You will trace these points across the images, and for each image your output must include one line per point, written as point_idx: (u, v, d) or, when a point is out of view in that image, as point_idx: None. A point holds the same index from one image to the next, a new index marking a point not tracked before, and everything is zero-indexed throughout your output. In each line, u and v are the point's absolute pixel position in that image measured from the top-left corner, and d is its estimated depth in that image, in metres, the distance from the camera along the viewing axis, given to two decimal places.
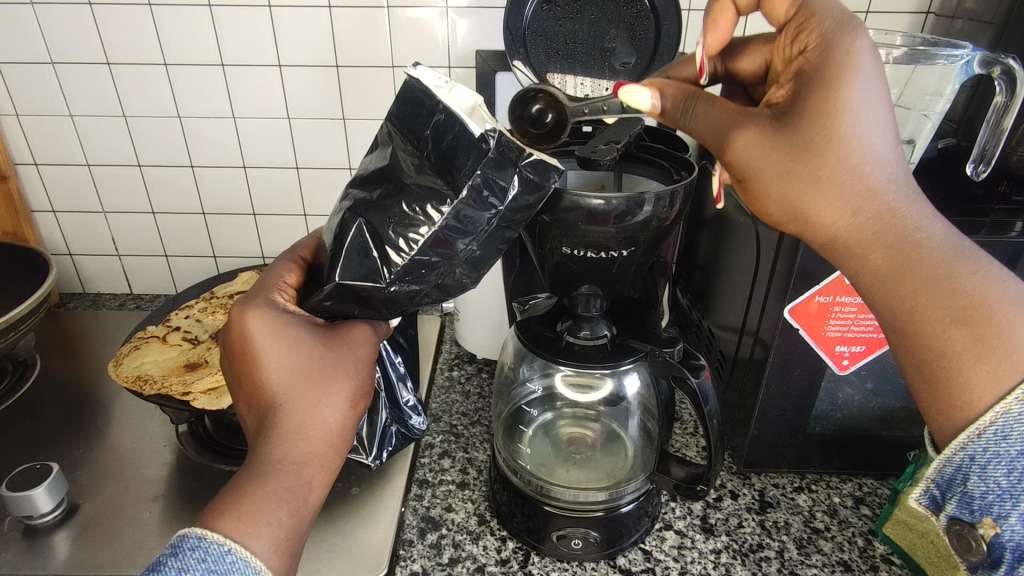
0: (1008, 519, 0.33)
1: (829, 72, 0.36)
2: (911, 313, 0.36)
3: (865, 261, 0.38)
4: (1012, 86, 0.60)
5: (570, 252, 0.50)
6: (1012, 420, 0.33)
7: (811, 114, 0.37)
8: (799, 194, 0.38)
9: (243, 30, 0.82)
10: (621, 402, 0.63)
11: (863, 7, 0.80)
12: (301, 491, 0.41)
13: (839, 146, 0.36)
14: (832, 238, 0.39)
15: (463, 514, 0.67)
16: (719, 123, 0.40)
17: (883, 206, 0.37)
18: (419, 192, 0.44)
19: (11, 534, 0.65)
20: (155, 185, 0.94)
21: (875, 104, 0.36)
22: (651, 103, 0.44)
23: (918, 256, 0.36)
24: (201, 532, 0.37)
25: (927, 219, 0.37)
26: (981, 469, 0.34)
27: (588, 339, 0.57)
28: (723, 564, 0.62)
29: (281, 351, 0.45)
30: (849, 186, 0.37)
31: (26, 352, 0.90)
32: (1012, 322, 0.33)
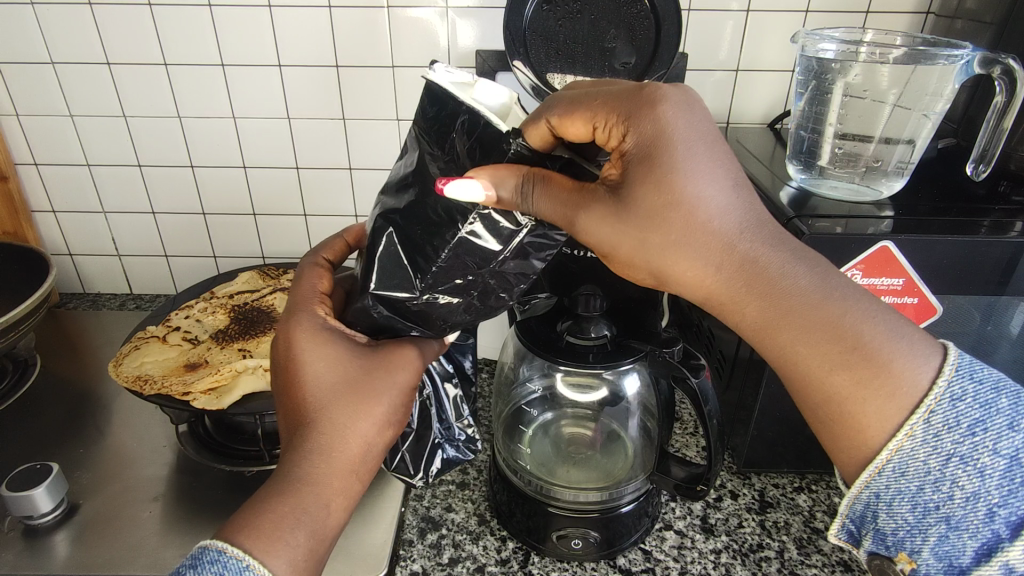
0: (922, 554, 0.36)
1: (657, 154, 0.38)
2: (804, 365, 0.38)
3: (740, 316, 0.40)
4: (1012, 86, 0.60)
5: (570, 251, 0.60)
6: (905, 456, 0.36)
7: (643, 185, 0.38)
8: (658, 259, 0.40)
9: (244, 29, 0.82)
10: (621, 402, 0.63)
11: (863, 7, 0.80)
12: (320, 512, 0.41)
13: (674, 209, 0.38)
14: (706, 294, 0.40)
15: (463, 514, 0.67)
16: (569, 202, 0.39)
17: (747, 252, 0.39)
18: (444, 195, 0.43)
19: (11, 534, 0.65)
20: (155, 184, 0.94)
21: (697, 167, 0.38)
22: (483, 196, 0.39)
23: (788, 300, 0.38)
24: (221, 546, 0.37)
25: (794, 270, 0.39)
26: (887, 507, 0.37)
27: (588, 339, 0.57)
28: (723, 564, 0.62)
29: (326, 363, 0.46)
30: (701, 246, 0.39)
31: (26, 352, 0.90)
32: (892, 361, 0.36)
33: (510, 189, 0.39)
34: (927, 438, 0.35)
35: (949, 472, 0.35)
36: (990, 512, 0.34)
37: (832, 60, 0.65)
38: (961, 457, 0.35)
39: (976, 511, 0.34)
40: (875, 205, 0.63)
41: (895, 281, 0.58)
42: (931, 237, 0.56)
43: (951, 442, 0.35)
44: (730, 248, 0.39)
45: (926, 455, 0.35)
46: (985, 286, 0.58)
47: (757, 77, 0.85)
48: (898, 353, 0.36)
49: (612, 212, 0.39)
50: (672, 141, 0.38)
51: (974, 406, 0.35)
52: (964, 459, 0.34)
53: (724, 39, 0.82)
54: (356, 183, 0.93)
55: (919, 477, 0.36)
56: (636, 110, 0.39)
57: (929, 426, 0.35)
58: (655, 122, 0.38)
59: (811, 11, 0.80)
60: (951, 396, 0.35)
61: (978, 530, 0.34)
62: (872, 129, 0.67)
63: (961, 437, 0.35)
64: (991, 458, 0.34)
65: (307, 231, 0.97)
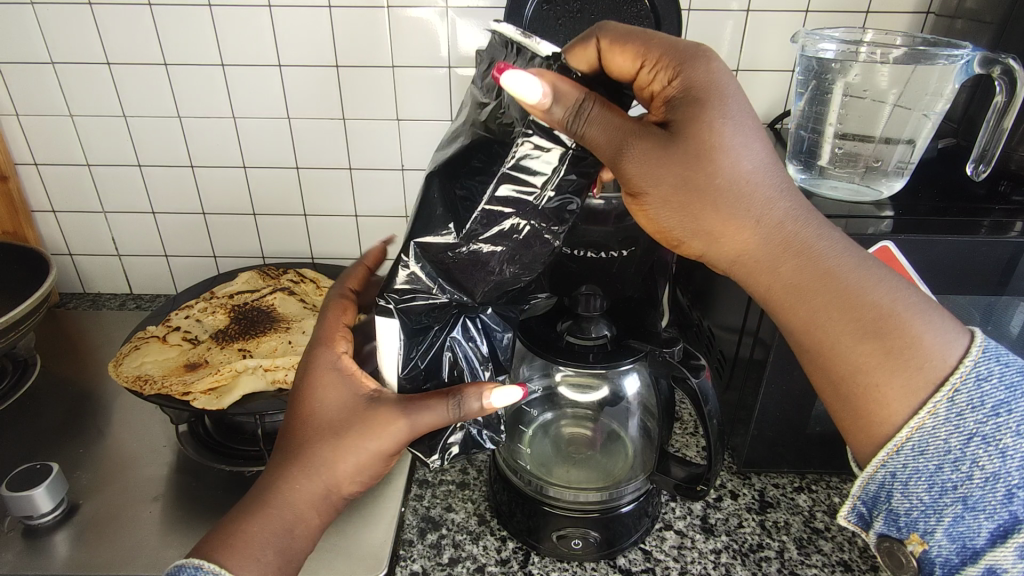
0: (934, 535, 0.37)
1: (700, 98, 0.38)
2: (837, 335, 0.38)
3: (776, 273, 0.39)
4: (1012, 86, 0.60)
5: (570, 252, 0.57)
6: (926, 434, 0.36)
7: (693, 126, 0.37)
8: (701, 210, 0.38)
9: (243, 30, 0.82)
10: (621, 402, 0.64)
11: (863, 7, 0.80)
12: (286, 536, 0.46)
13: (721, 156, 0.37)
14: (738, 253, 0.40)
15: (463, 514, 0.67)
16: (616, 132, 0.37)
17: (784, 213, 0.39)
18: (488, 146, 0.43)
19: (11, 534, 0.65)
20: (155, 184, 0.94)
21: (745, 121, 0.38)
22: (539, 98, 0.36)
23: (820, 262, 0.39)
24: (197, 562, 0.43)
25: (823, 234, 0.40)
26: (903, 486, 0.37)
27: (588, 339, 0.57)
28: (723, 564, 0.62)
29: (336, 399, 0.49)
30: (743, 198, 0.38)
31: (26, 352, 0.90)
32: (921, 330, 0.37)
33: (565, 106, 0.37)
34: (950, 416, 0.35)
35: (969, 452, 0.35)
36: (1009, 493, 0.34)
37: (832, 60, 0.65)
38: (983, 438, 0.35)
39: (995, 492, 0.35)
40: (875, 205, 0.63)
41: None
42: (931, 237, 0.56)
43: (974, 422, 0.35)
44: (771, 205, 0.39)
45: (948, 434, 0.35)
46: (985, 285, 0.58)
47: (757, 77, 0.85)
48: (925, 321, 0.37)
49: (658, 148, 0.38)
50: (721, 92, 0.38)
51: (999, 387, 0.35)
52: (986, 440, 0.35)
53: (724, 39, 0.82)
54: (356, 184, 0.93)
55: (938, 455, 0.36)
56: (689, 58, 0.39)
57: (952, 405, 0.36)
58: (706, 74, 0.39)
59: (811, 11, 0.80)
60: (977, 375, 0.36)
61: (995, 511, 0.35)
62: (872, 129, 0.67)
63: (985, 417, 0.35)
64: (1013, 440, 0.34)
65: (307, 231, 0.97)
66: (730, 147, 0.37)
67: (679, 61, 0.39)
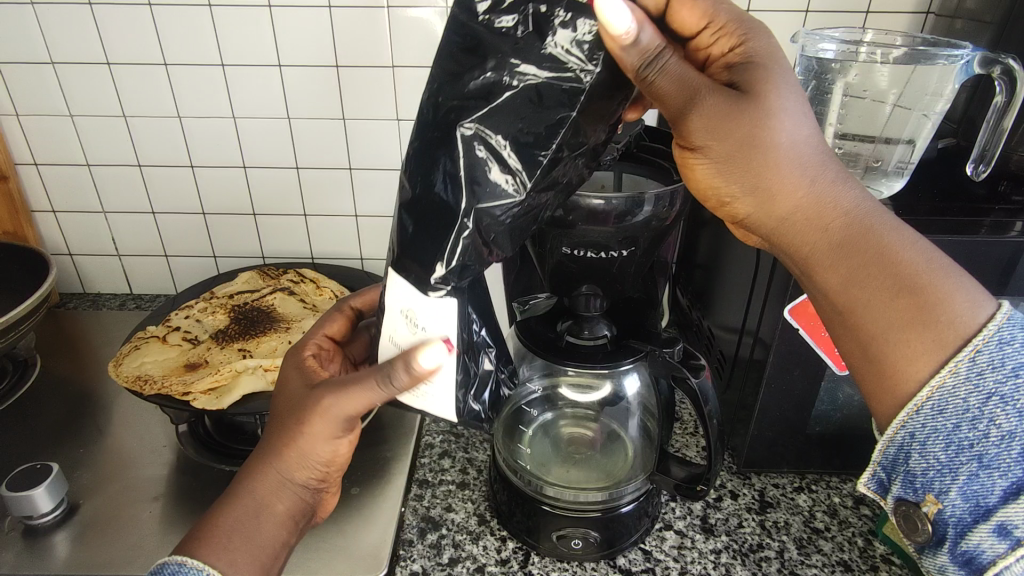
0: (949, 494, 0.36)
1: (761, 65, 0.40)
2: (871, 293, 0.38)
3: (825, 229, 0.40)
4: (1012, 86, 0.60)
5: (570, 251, 0.53)
6: (946, 394, 0.36)
7: (756, 89, 0.39)
8: (757, 169, 0.39)
9: (243, 30, 0.82)
10: (621, 402, 0.64)
11: (863, 7, 0.80)
12: (251, 521, 0.46)
13: (779, 117, 0.39)
14: (785, 212, 0.41)
15: (463, 514, 0.67)
16: (687, 85, 0.38)
17: (831, 179, 0.40)
18: (554, 71, 0.39)
19: (11, 534, 0.65)
20: (155, 185, 0.94)
21: (797, 91, 0.40)
22: (626, 28, 0.36)
23: (865, 224, 0.40)
24: (180, 559, 0.43)
25: (863, 200, 0.41)
26: (920, 446, 0.37)
27: (588, 339, 0.57)
28: (723, 564, 0.62)
29: (296, 388, 0.51)
30: (801, 161, 0.39)
31: (26, 352, 0.90)
32: (954, 293, 0.37)
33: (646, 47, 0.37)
34: (970, 376, 0.35)
35: (987, 410, 0.35)
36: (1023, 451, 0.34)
37: (832, 60, 0.65)
38: (1001, 397, 0.35)
39: (1010, 450, 0.34)
40: None
41: None
42: (930, 237, 0.56)
43: (993, 382, 0.35)
44: (822, 168, 0.40)
45: (967, 394, 0.35)
46: (985, 286, 0.58)
47: None
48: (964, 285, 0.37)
49: (724, 106, 0.38)
50: (779, 65, 0.40)
51: (1022, 350, 0.34)
52: (1004, 400, 0.34)
53: None
54: (357, 184, 0.93)
55: (957, 414, 0.36)
56: (751, 28, 0.41)
57: (972, 364, 0.35)
58: (764, 47, 0.41)
59: (811, 11, 0.80)
60: (999, 339, 0.35)
61: (1009, 469, 0.34)
62: (872, 129, 0.66)
63: (1004, 378, 0.34)
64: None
65: (307, 231, 0.97)
66: (787, 109, 0.39)
67: (744, 30, 0.41)
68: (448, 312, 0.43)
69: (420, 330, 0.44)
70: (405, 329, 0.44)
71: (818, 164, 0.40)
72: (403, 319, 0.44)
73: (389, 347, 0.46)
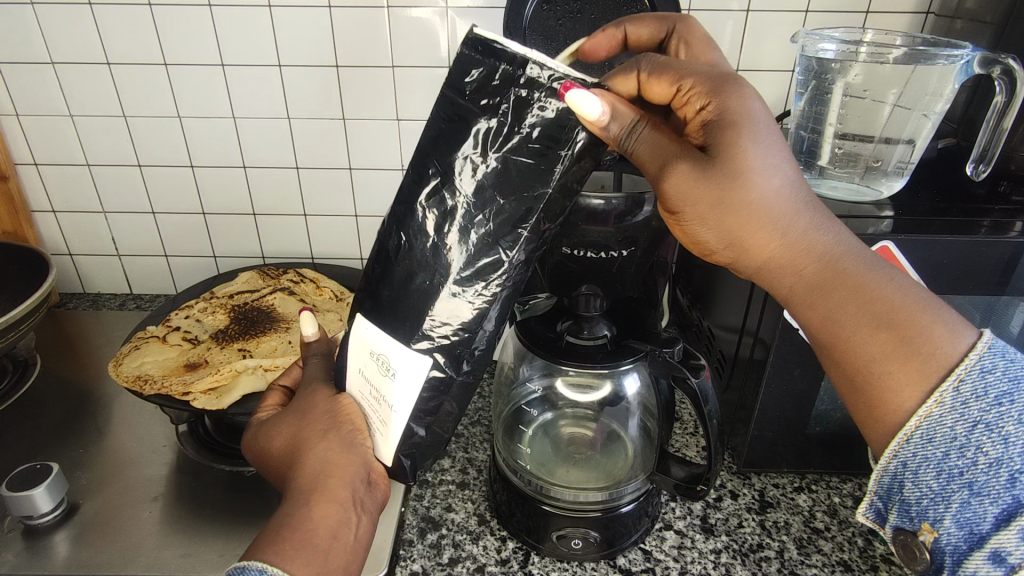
0: (944, 523, 0.37)
1: (734, 118, 0.40)
2: (852, 337, 0.39)
3: (800, 275, 0.41)
4: (1012, 86, 0.60)
5: (570, 252, 0.53)
6: (934, 422, 0.37)
7: (728, 145, 0.39)
8: (735, 224, 0.41)
9: (243, 30, 0.82)
10: (621, 402, 0.64)
11: (863, 7, 0.80)
12: (300, 517, 0.45)
13: (756, 174, 0.39)
14: (764, 260, 0.42)
15: (463, 514, 0.67)
16: (659, 153, 0.41)
17: (807, 227, 0.41)
18: (534, 151, 0.40)
19: (11, 534, 0.65)
20: (155, 184, 0.94)
21: (775, 143, 0.40)
22: (599, 113, 0.38)
23: (839, 264, 0.41)
24: (261, 566, 0.41)
25: (838, 235, 0.41)
26: (913, 475, 0.37)
27: (588, 339, 0.57)
28: (723, 564, 0.62)
29: (273, 422, 0.54)
30: (774, 216, 0.40)
31: (26, 352, 0.90)
32: (933, 330, 0.37)
33: (622, 124, 0.40)
34: (955, 405, 0.36)
35: (974, 438, 0.35)
36: (1012, 478, 0.34)
37: (832, 60, 0.65)
38: (986, 425, 0.35)
39: (998, 477, 0.35)
40: (875, 205, 0.63)
41: None
42: (931, 237, 0.56)
43: (977, 410, 0.35)
44: (796, 218, 0.41)
45: (953, 422, 0.36)
46: (985, 285, 0.58)
47: (757, 76, 0.85)
48: (939, 323, 0.38)
49: (697, 167, 0.40)
50: (754, 114, 0.40)
51: (1003, 379, 0.35)
52: (989, 427, 0.35)
53: (724, 39, 0.82)
54: (356, 184, 0.93)
55: (945, 443, 0.36)
56: (721, 83, 0.42)
57: (957, 394, 0.36)
58: (740, 101, 0.41)
59: (811, 11, 0.80)
60: (981, 368, 0.36)
61: (999, 496, 0.35)
62: (872, 129, 0.67)
63: (988, 406, 0.35)
64: (1016, 427, 0.35)
65: (307, 232, 0.97)
66: (761, 167, 0.40)
67: (713, 89, 0.41)
68: (417, 368, 0.43)
69: (391, 375, 0.44)
70: (375, 369, 0.46)
71: (791, 212, 0.41)
72: (373, 359, 0.45)
73: (357, 377, 0.48)
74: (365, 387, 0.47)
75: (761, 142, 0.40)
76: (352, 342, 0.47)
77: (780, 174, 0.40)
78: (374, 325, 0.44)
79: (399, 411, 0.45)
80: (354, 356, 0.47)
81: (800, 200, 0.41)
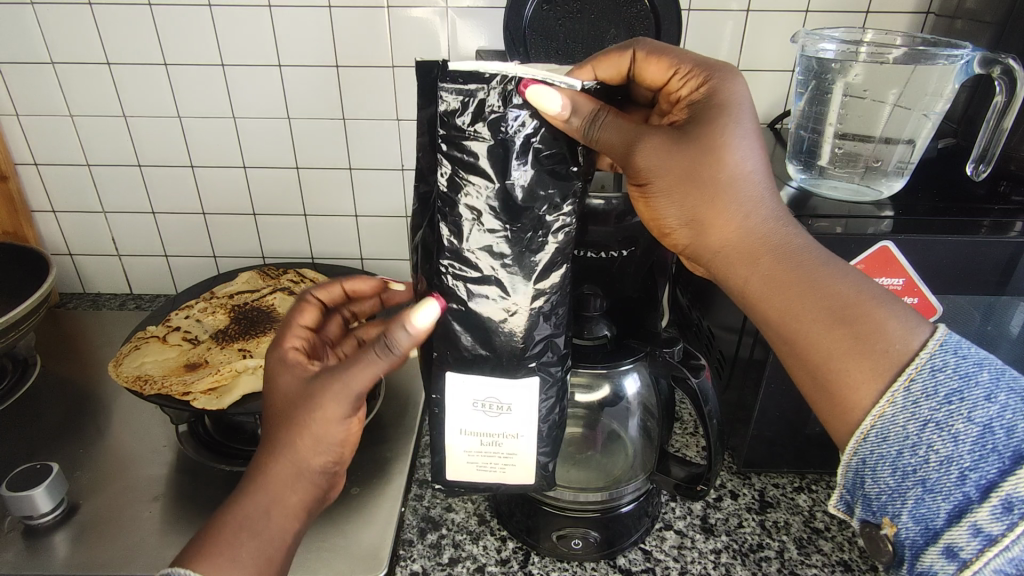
0: (901, 518, 0.36)
1: (719, 103, 0.43)
2: (802, 327, 0.40)
3: (755, 264, 0.42)
4: (1012, 86, 0.60)
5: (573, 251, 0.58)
6: (886, 421, 0.37)
7: (707, 122, 0.43)
8: (696, 200, 0.43)
9: (244, 30, 0.82)
10: (622, 402, 0.62)
11: (863, 7, 0.80)
12: (258, 516, 0.41)
13: (728, 151, 0.42)
14: (721, 246, 0.43)
15: (463, 514, 0.67)
16: (626, 134, 0.43)
17: (767, 217, 0.43)
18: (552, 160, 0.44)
19: (11, 534, 0.65)
20: (155, 185, 0.94)
21: (751, 133, 0.43)
22: (557, 108, 0.41)
23: (794, 259, 0.42)
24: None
25: (797, 233, 0.43)
26: (872, 471, 0.37)
27: (588, 339, 0.57)
28: (723, 564, 0.62)
29: (291, 380, 0.45)
30: (739, 195, 0.43)
31: (26, 352, 0.90)
32: (887, 329, 0.38)
33: (582, 116, 0.43)
34: (906, 404, 0.36)
35: (925, 436, 0.35)
36: (961, 475, 0.34)
37: (832, 60, 0.65)
38: (937, 423, 0.35)
39: (949, 474, 0.34)
40: (875, 205, 0.63)
41: (895, 281, 0.58)
42: (931, 237, 0.56)
43: (928, 409, 0.35)
44: (758, 206, 0.43)
45: (905, 421, 0.36)
46: (985, 285, 0.58)
47: (757, 77, 0.85)
48: (896, 322, 0.38)
49: (669, 143, 0.43)
50: (741, 103, 0.43)
51: (953, 377, 0.36)
52: (939, 425, 0.35)
53: (724, 40, 0.82)
54: (356, 184, 0.93)
55: (899, 440, 0.36)
56: (718, 72, 0.45)
57: (908, 393, 0.36)
58: (730, 87, 0.44)
59: (811, 11, 0.80)
60: (932, 366, 0.36)
61: (950, 493, 0.34)
62: (872, 128, 0.67)
63: (938, 405, 0.35)
64: (965, 424, 0.34)
65: (306, 231, 0.97)
66: (735, 149, 0.42)
67: (708, 74, 0.45)
68: (530, 389, 0.48)
69: (505, 410, 0.48)
70: (483, 417, 0.48)
71: (756, 198, 0.43)
72: (478, 409, 0.48)
73: (460, 439, 0.49)
74: (476, 442, 0.50)
75: (740, 131, 0.43)
76: (442, 402, 0.48)
77: (749, 163, 0.42)
78: (462, 373, 0.47)
79: (525, 434, 0.49)
80: (455, 419, 0.49)
81: (763, 193, 0.43)
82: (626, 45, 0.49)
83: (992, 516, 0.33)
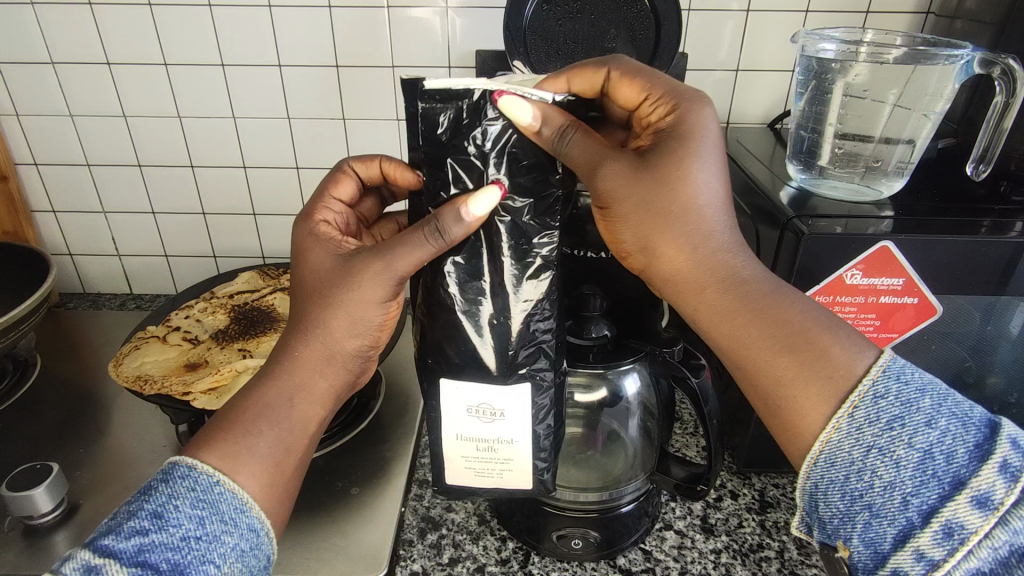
0: (852, 542, 0.37)
1: (683, 134, 0.44)
2: (753, 354, 0.41)
3: (703, 296, 0.43)
4: (1012, 86, 0.60)
5: (571, 252, 0.61)
6: (832, 448, 0.38)
7: (669, 155, 0.43)
8: (651, 227, 0.44)
9: (244, 31, 0.82)
10: (622, 403, 0.62)
11: (863, 7, 0.80)
12: (284, 408, 0.44)
13: (687, 183, 0.43)
14: (675, 273, 0.44)
15: (463, 514, 0.67)
16: (592, 154, 0.43)
17: (722, 246, 0.44)
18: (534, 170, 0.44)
19: (11, 534, 0.65)
20: (155, 184, 0.94)
21: (713, 163, 0.44)
22: (530, 118, 0.42)
23: (747, 288, 0.43)
24: (190, 462, 0.40)
25: (750, 263, 0.44)
26: (823, 495, 0.39)
27: (589, 340, 0.56)
28: (723, 564, 0.62)
29: (322, 256, 0.47)
30: (693, 225, 0.43)
31: (26, 352, 0.90)
32: (834, 353, 0.40)
33: (552, 127, 0.43)
34: (851, 430, 0.38)
35: (869, 462, 0.37)
36: (904, 500, 0.35)
37: (832, 60, 0.65)
38: (879, 449, 0.36)
39: (893, 499, 0.36)
40: (875, 205, 0.63)
41: (896, 281, 0.58)
42: (931, 237, 0.56)
43: (871, 435, 0.37)
44: (713, 235, 0.44)
45: (850, 446, 0.37)
46: (985, 285, 0.58)
47: (757, 76, 0.85)
48: (843, 349, 0.40)
49: (630, 170, 0.44)
50: (705, 132, 0.44)
51: (895, 404, 0.37)
52: (882, 451, 0.36)
53: (724, 39, 0.82)
54: None
55: (846, 466, 0.38)
56: (685, 99, 0.46)
57: (852, 420, 0.38)
58: (698, 116, 0.45)
59: (811, 11, 0.80)
60: (875, 394, 0.37)
61: (895, 517, 0.36)
62: (872, 129, 0.67)
63: (881, 431, 0.37)
64: (906, 450, 0.36)
65: None
66: (694, 179, 0.43)
67: (676, 101, 0.45)
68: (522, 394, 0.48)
69: (498, 417, 0.48)
70: (477, 422, 0.49)
71: (712, 228, 0.44)
72: (472, 414, 0.49)
73: (457, 444, 0.50)
74: (472, 448, 0.50)
75: (701, 162, 0.44)
76: (436, 410, 0.49)
77: (708, 192, 0.43)
78: (455, 380, 0.47)
79: (520, 440, 0.49)
80: (450, 425, 0.49)
81: (719, 223, 0.44)
82: (600, 62, 0.50)
83: (933, 540, 0.34)
